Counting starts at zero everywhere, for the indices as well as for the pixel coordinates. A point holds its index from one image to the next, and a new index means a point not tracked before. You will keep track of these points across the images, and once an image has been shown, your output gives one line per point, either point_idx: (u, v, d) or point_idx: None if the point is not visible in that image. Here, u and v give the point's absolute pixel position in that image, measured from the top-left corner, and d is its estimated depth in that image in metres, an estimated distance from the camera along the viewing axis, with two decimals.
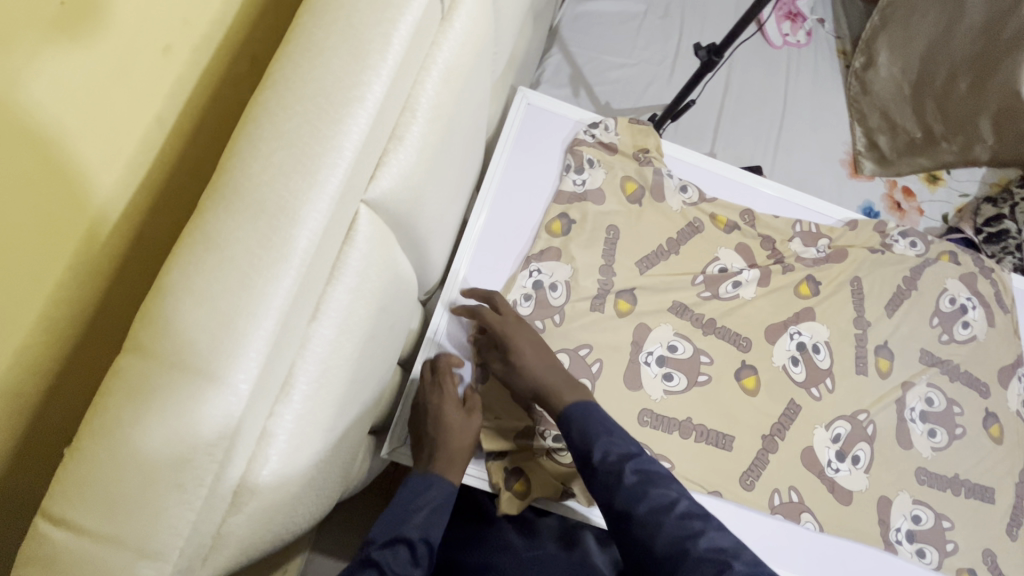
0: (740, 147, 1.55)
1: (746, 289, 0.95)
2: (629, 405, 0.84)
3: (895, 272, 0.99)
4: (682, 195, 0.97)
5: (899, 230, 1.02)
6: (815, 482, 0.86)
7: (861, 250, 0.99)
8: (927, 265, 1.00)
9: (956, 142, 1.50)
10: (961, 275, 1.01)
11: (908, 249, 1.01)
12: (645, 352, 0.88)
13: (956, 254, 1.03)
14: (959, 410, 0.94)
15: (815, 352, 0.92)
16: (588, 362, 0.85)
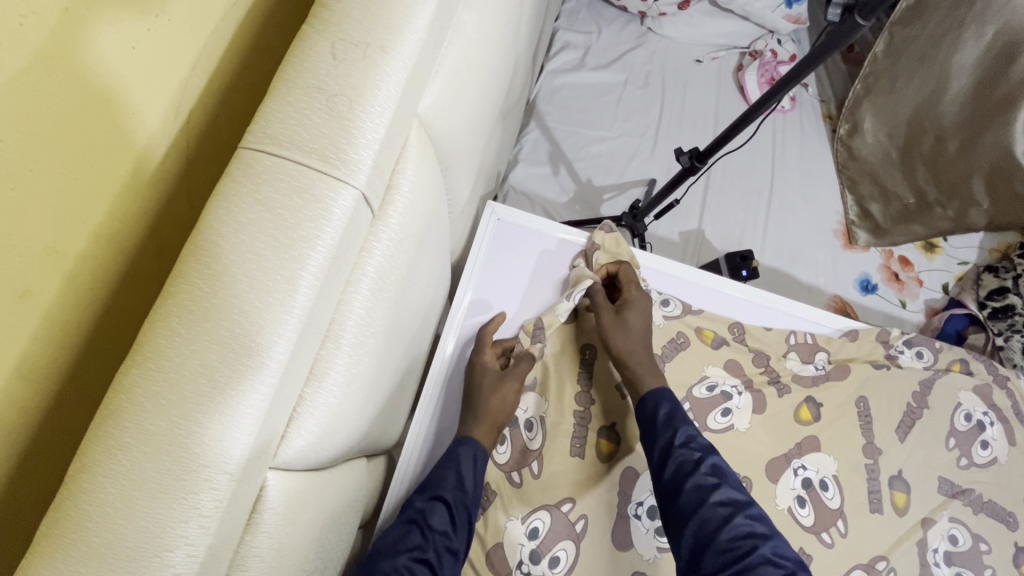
0: (729, 221, 1.49)
1: (739, 418, 0.85)
2: (619, 570, 0.76)
3: (904, 389, 0.90)
4: (662, 309, 0.87)
5: (903, 339, 0.93)
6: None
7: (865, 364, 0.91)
8: (937, 378, 0.92)
9: (951, 207, 1.42)
10: (975, 387, 0.93)
11: (914, 361, 0.92)
12: (634, 503, 0.78)
13: (967, 362, 0.94)
14: (986, 546, 0.85)
15: (823, 489, 0.83)
16: (571, 520, 0.77)
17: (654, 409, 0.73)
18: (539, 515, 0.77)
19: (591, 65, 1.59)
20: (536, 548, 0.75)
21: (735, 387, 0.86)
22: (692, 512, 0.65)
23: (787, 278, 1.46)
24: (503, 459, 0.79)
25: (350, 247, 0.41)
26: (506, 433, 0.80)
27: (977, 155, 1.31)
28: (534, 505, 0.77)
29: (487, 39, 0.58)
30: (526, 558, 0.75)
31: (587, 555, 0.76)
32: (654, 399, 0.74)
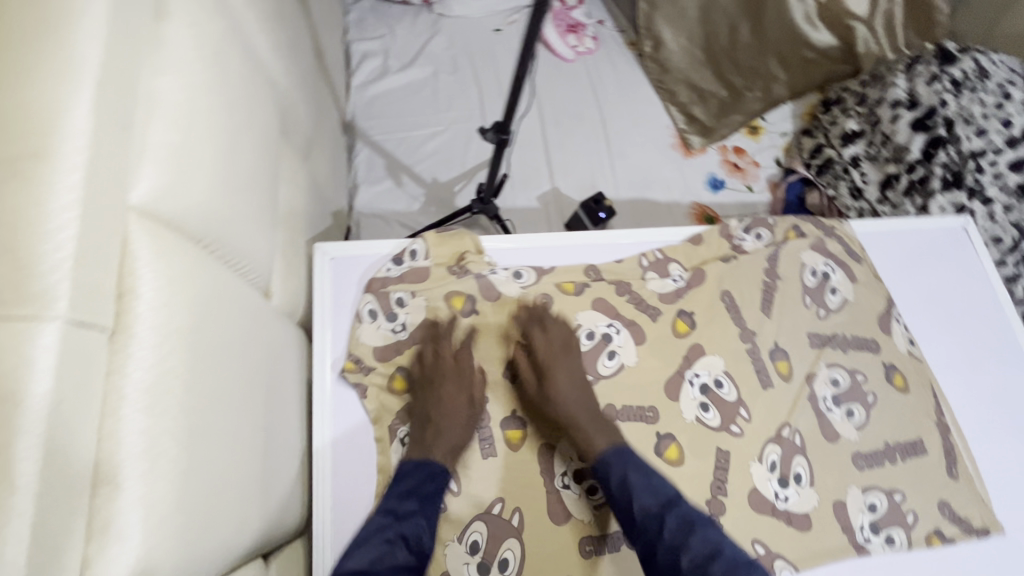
0: (577, 170, 1.54)
1: (625, 355, 0.88)
2: (566, 543, 0.77)
3: (756, 269, 0.98)
4: (518, 282, 0.88)
5: (743, 227, 1.01)
6: (771, 524, 0.82)
7: (715, 262, 0.97)
8: (779, 249, 1.01)
9: (756, 88, 1.63)
10: (811, 245, 1.03)
11: (756, 244, 1.01)
12: (558, 475, 0.80)
13: (799, 226, 1.05)
14: (863, 376, 0.95)
15: (719, 387, 0.89)
16: (506, 518, 0.76)
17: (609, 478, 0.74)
18: (476, 528, 0.76)
19: (396, 67, 1.56)
20: (481, 560, 0.74)
21: (611, 328, 0.89)
22: (653, 540, 0.69)
23: (646, 203, 1.53)
24: None
25: (81, 380, 0.38)
26: None
27: (765, 34, 1.56)
28: (465, 520, 0.76)
29: (206, 97, 0.55)
30: (475, 574, 0.73)
31: (531, 546, 0.76)
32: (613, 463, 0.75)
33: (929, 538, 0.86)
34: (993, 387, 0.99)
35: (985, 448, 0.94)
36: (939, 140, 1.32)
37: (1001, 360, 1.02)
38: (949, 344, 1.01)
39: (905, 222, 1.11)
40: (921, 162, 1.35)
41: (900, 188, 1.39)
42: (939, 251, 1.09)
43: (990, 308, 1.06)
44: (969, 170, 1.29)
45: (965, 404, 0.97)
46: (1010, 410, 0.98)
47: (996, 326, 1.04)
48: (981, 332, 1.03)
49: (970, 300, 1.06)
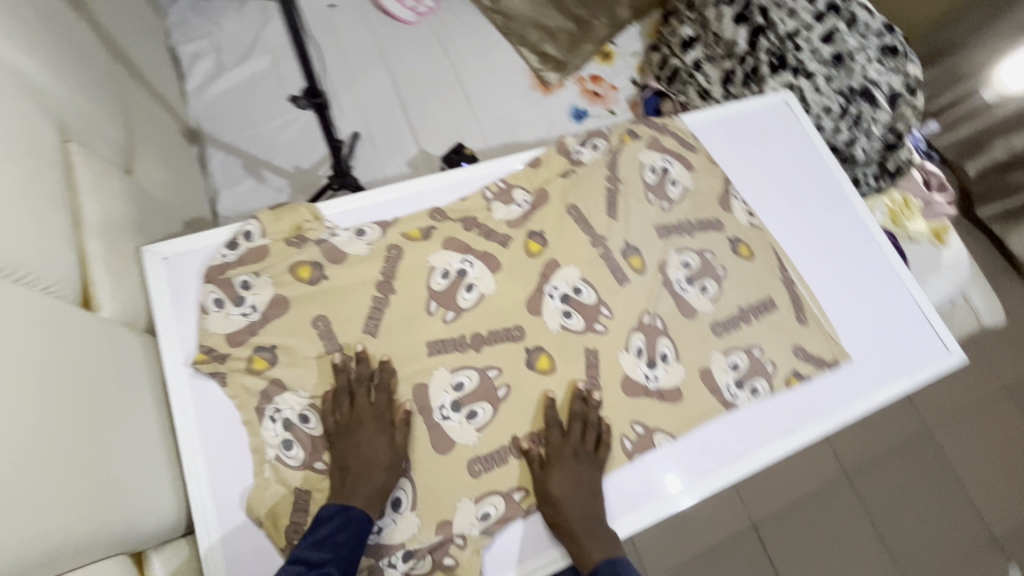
0: (441, 128, 1.54)
1: (483, 284, 0.91)
2: (455, 468, 0.80)
3: (597, 177, 1.02)
4: (363, 239, 0.90)
5: (578, 141, 1.06)
6: (646, 403, 0.89)
7: (556, 180, 1.01)
8: (616, 155, 1.06)
9: (602, 16, 1.68)
10: (647, 145, 1.08)
11: (594, 154, 1.05)
12: (437, 408, 0.83)
13: (634, 130, 1.09)
14: (712, 254, 1.02)
15: (578, 294, 0.93)
16: (393, 461, 0.79)
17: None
18: None
19: (232, 62, 1.50)
20: None
21: (465, 262, 0.92)
22: None
23: (516, 146, 1.56)
24: (297, 462, 0.76)
25: None
26: (285, 440, 0.77)
27: None
28: None
29: None
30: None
31: (422, 479, 0.79)
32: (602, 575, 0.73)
33: (789, 380, 0.96)
34: (828, 239, 1.10)
35: (828, 292, 1.05)
36: (758, 29, 1.41)
37: (832, 215, 1.12)
38: (785, 209, 1.10)
39: (733, 108, 1.19)
40: (749, 53, 1.44)
41: (738, 82, 1.47)
42: (767, 128, 1.18)
43: (819, 170, 1.16)
44: (789, 52, 1.39)
45: (805, 259, 1.07)
46: (844, 255, 1.09)
47: (824, 186, 1.15)
48: (811, 194, 1.13)
49: (799, 167, 1.16)
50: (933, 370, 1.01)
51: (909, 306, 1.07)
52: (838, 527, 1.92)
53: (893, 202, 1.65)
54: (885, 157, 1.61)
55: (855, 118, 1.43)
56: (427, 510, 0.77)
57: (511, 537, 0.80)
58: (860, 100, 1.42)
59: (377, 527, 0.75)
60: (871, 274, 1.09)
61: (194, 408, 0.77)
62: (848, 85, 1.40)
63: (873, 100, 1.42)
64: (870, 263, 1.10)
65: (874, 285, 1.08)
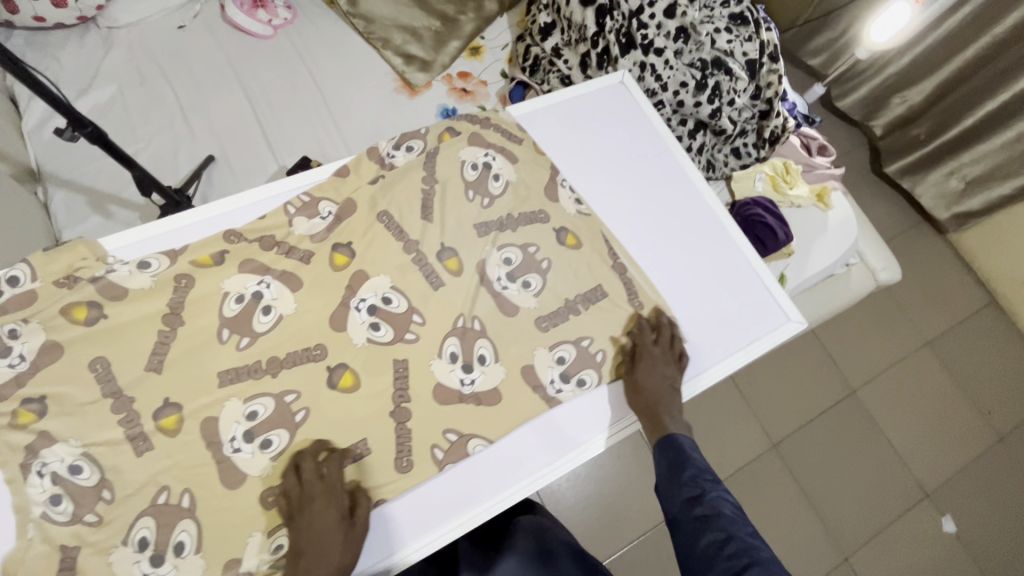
0: (302, 143, 1.50)
1: (282, 305, 0.87)
2: (244, 503, 0.76)
3: (412, 180, 0.99)
4: (147, 272, 0.84)
5: (391, 144, 1.03)
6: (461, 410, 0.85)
7: (366, 188, 0.97)
8: (433, 155, 1.02)
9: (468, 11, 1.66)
10: (469, 141, 1.05)
11: (409, 156, 1.02)
12: (227, 441, 0.78)
13: (454, 127, 1.06)
14: (535, 247, 0.99)
15: (387, 304, 0.90)
16: (175, 503, 0.74)
17: (669, 449, 0.85)
18: (144, 524, 0.73)
19: (71, 97, 1.44)
20: (153, 553, 0.72)
21: (262, 284, 0.87)
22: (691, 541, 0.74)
23: None
24: (65, 517, 0.72)
25: None
26: (51, 496, 0.72)
27: None
28: (129, 521, 0.73)
29: None
30: (148, 568, 0.71)
31: (207, 520, 0.74)
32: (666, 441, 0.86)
33: (617, 369, 0.94)
34: (662, 219, 1.08)
35: (661, 273, 1.03)
36: (603, 9, 1.39)
37: (668, 194, 1.10)
38: (617, 195, 1.09)
39: (564, 93, 1.15)
40: (599, 34, 1.42)
41: (593, 65, 1.45)
42: (600, 110, 1.16)
43: (654, 149, 1.14)
44: (636, 29, 1.37)
45: (635, 244, 1.05)
46: (680, 233, 1.07)
47: (661, 164, 1.13)
48: (646, 174, 1.11)
49: (634, 146, 1.13)
50: (769, 341, 1.01)
51: (748, 277, 1.06)
52: (769, 501, 1.82)
53: (774, 169, 1.62)
54: (761, 126, 1.59)
55: (714, 89, 1.41)
56: (212, 552, 0.73)
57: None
58: (715, 71, 1.41)
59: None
60: (709, 249, 1.07)
61: None
62: (699, 58, 1.39)
63: (728, 70, 1.41)
64: (708, 238, 1.08)
65: (711, 261, 1.06)
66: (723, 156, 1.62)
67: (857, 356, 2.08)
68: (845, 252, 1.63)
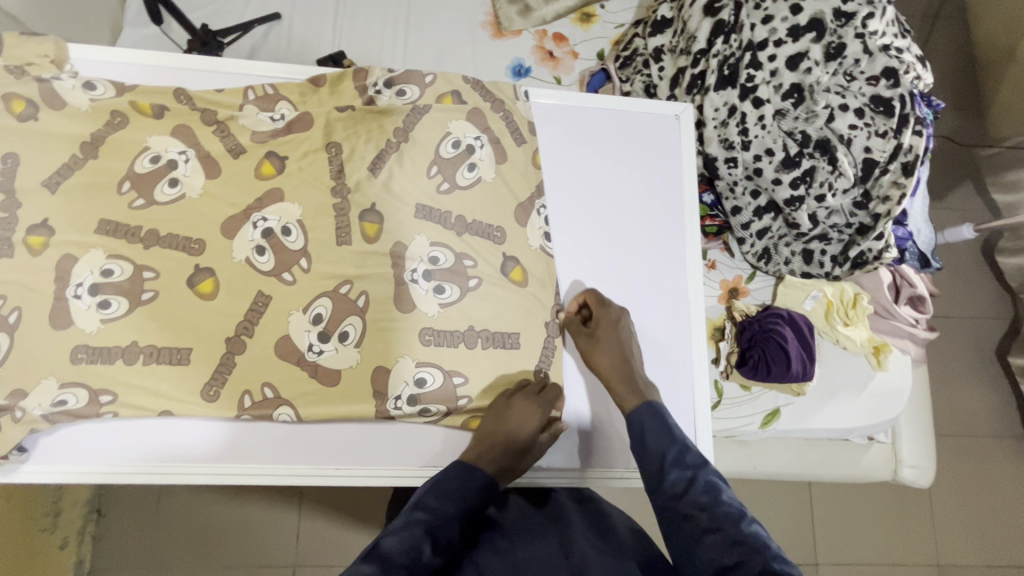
0: (365, 39, 1.43)
1: (190, 185, 0.84)
2: (56, 347, 0.76)
3: (383, 122, 0.87)
4: (88, 92, 0.83)
5: (384, 78, 0.90)
6: (294, 374, 0.80)
7: (329, 108, 0.88)
8: (421, 110, 0.87)
9: None
10: (468, 115, 0.90)
11: (395, 99, 0.89)
12: (73, 284, 0.78)
13: (461, 93, 0.91)
14: (472, 262, 0.86)
15: (285, 234, 0.83)
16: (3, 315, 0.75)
17: (642, 426, 0.75)
18: None
19: None
20: None
21: (182, 155, 0.84)
22: (694, 541, 0.63)
23: None
24: None
25: None
26: None
27: None
28: None
29: None
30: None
31: (21, 343, 0.75)
32: (643, 409, 0.76)
33: (470, 421, 0.82)
34: (624, 292, 0.91)
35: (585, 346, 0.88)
36: (721, 27, 1.14)
37: (652, 267, 0.92)
38: (590, 241, 0.92)
39: (602, 100, 0.96)
40: (704, 54, 1.17)
41: (683, 85, 1.21)
42: (632, 139, 0.96)
43: (670, 209, 0.95)
44: (744, 64, 1.12)
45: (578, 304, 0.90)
46: (638, 316, 0.90)
47: (665, 231, 0.94)
48: (640, 233, 0.93)
49: (645, 197, 0.94)
50: None
51: (683, 403, 0.89)
52: None
53: (840, 296, 1.34)
54: (852, 241, 1.27)
55: (806, 173, 1.16)
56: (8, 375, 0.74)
57: (81, 431, 0.76)
58: (817, 153, 1.15)
59: None
60: (660, 350, 0.90)
61: None
62: (803, 131, 1.13)
63: (833, 158, 1.14)
64: (665, 337, 0.90)
65: (651, 362, 0.89)
66: (788, 253, 1.33)
67: (852, 530, 1.70)
68: (878, 424, 1.33)
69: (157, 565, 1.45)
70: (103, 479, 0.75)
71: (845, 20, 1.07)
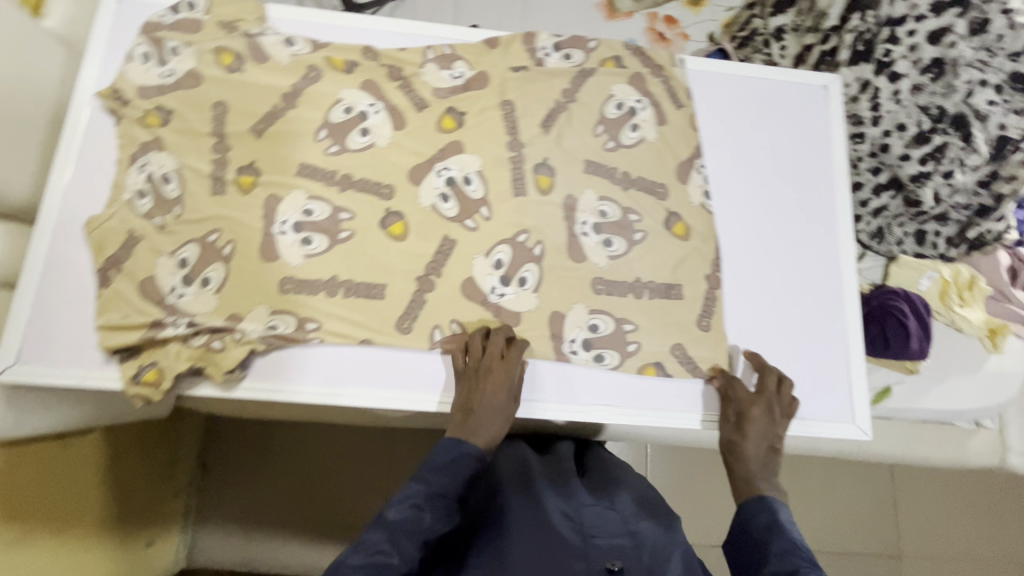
0: (483, 15, 1.49)
1: (379, 135, 0.90)
2: (267, 278, 0.83)
3: (551, 86, 0.93)
4: (288, 48, 0.90)
5: (552, 42, 0.95)
6: (478, 313, 0.85)
7: (503, 68, 0.94)
8: (588, 73, 0.94)
9: None
10: (629, 78, 0.95)
11: (562, 63, 0.95)
12: (279, 221, 0.85)
13: (621, 59, 0.96)
14: (637, 216, 0.91)
15: (466, 183, 0.89)
16: (219, 247, 0.83)
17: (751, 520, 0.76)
18: (190, 249, 0.83)
19: None
20: (187, 274, 0.82)
21: (372, 107, 0.90)
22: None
23: None
24: (144, 210, 0.84)
25: None
26: (141, 189, 0.84)
27: None
28: (182, 241, 0.83)
29: None
30: (177, 284, 0.81)
31: (235, 272, 0.82)
32: (756, 505, 0.77)
33: (645, 367, 0.86)
34: (780, 251, 0.94)
35: (743, 302, 0.91)
36: (857, 3, 1.17)
37: (806, 229, 0.95)
38: (748, 201, 0.95)
39: (752, 69, 1.00)
40: (836, 30, 1.21)
41: (810, 62, 1.26)
42: (782, 106, 0.99)
43: (823, 174, 0.97)
44: (881, 40, 1.14)
45: (738, 257, 0.92)
46: (793, 274, 0.93)
47: (816, 196, 0.96)
48: (792, 198, 0.96)
49: (796, 163, 0.97)
50: (818, 430, 0.88)
51: (839, 360, 0.91)
52: None
53: (955, 277, 1.34)
54: (970, 223, 1.27)
55: (936, 150, 1.18)
56: (227, 300, 0.81)
57: (290, 356, 0.82)
58: (950, 130, 1.15)
59: (179, 293, 0.81)
60: (816, 306, 0.92)
61: (89, 125, 0.85)
62: (939, 105, 1.14)
63: (968, 134, 1.15)
64: (819, 298, 0.93)
65: (807, 319, 0.92)
66: (901, 233, 1.34)
67: (945, 523, 1.68)
68: (991, 408, 1.32)
69: (267, 518, 1.51)
70: (316, 400, 0.81)
71: None
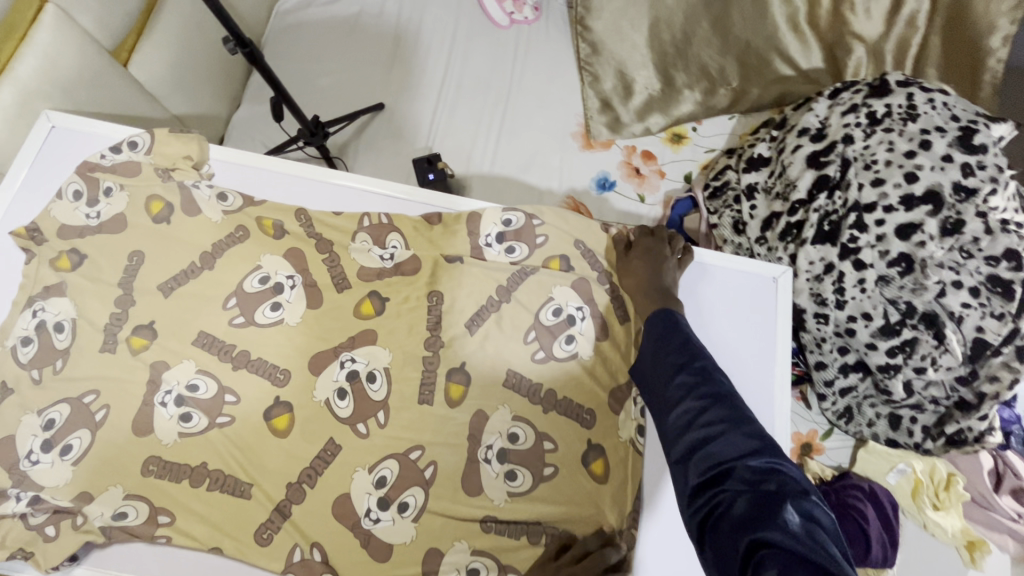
0: (458, 135, 1.49)
1: (290, 312, 0.85)
2: (131, 456, 0.77)
3: (486, 276, 0.87)
4: (221, 204, 0.88)
5: (497, 233, 0.90)
6: (347, 538, 0.76)
7: (438, 253, 0.89)
8: (528, 273, 0.88)
9: (698, 88, 1.46)
10: (573, 282, 0.88)
11: (503, 256, 0.89)
12: (163, 390, 0.80)
13: (568, 260, 0.90)
14: (552, 445, 0.82)
15: (369, 381, 0.82)
16: (92, 411, 0.78)
17: None
18: (59, 409, 0.78)
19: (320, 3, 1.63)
20: (49, 438, 0.76)
21: (289, 280, 0.86)
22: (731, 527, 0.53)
23: (517, 183, 1.44)
24: (25, 358, 0.79)
25: None
26: (25, 336, 0.80)
27: (728, 29, 1.38)
28: (52, 400, 0.78)
29: None
30: (36, 448, 0.76)
31: (101, 444, 0.77)
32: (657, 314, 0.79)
33: None
34: None
35: (658, 528, 0.80)
36: (825, 182, 1.11)
37: None
38: None
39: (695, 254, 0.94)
40: (803, 204, 1.14)
41: (776, 230, 1.18)
42: (726, 301, 0.92)
43: (763, 383, 0.88)
44: (847, 224, 1.08)
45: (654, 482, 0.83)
46: None
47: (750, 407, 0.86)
48: None
49: (729, 366, 0.88)
50: None
51: None
52: None
53: (930, 474, 1.20)
54: (949, 415, 1.12)
55: (906, 343, 1.07)
56: (80, 477, 0.76)
57: (131, 553, 0.75)
58: (920, 325, 1.06)
59: (34, 459, 0.75)
60: None
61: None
62: (908, 301, 1.06)
63: (940, 333, 1.05)
64: None
65: None
66: (873, 414, 1.19)
67: None
68: None
69: None
70: None
71: (965, 195, 1.04)
